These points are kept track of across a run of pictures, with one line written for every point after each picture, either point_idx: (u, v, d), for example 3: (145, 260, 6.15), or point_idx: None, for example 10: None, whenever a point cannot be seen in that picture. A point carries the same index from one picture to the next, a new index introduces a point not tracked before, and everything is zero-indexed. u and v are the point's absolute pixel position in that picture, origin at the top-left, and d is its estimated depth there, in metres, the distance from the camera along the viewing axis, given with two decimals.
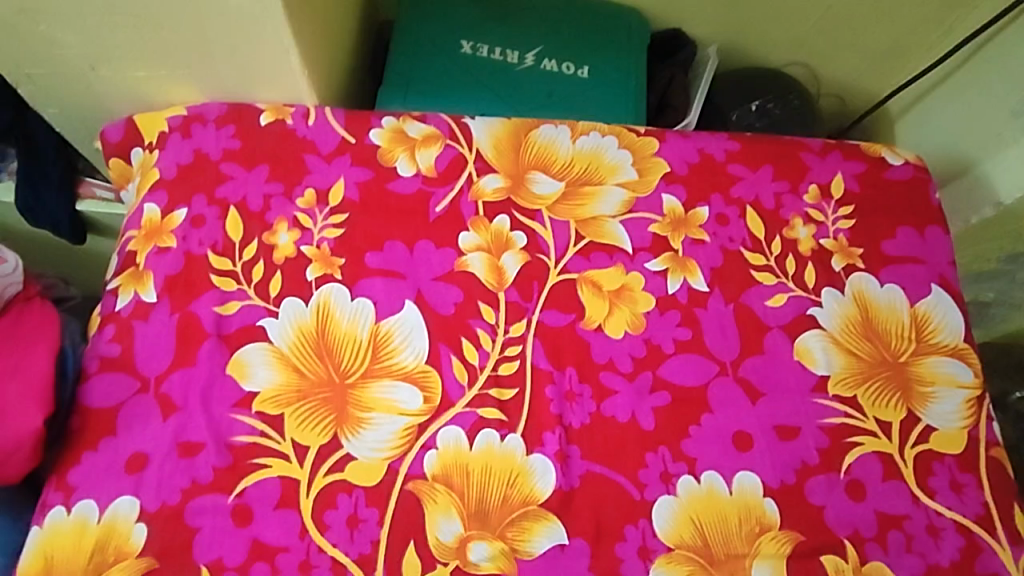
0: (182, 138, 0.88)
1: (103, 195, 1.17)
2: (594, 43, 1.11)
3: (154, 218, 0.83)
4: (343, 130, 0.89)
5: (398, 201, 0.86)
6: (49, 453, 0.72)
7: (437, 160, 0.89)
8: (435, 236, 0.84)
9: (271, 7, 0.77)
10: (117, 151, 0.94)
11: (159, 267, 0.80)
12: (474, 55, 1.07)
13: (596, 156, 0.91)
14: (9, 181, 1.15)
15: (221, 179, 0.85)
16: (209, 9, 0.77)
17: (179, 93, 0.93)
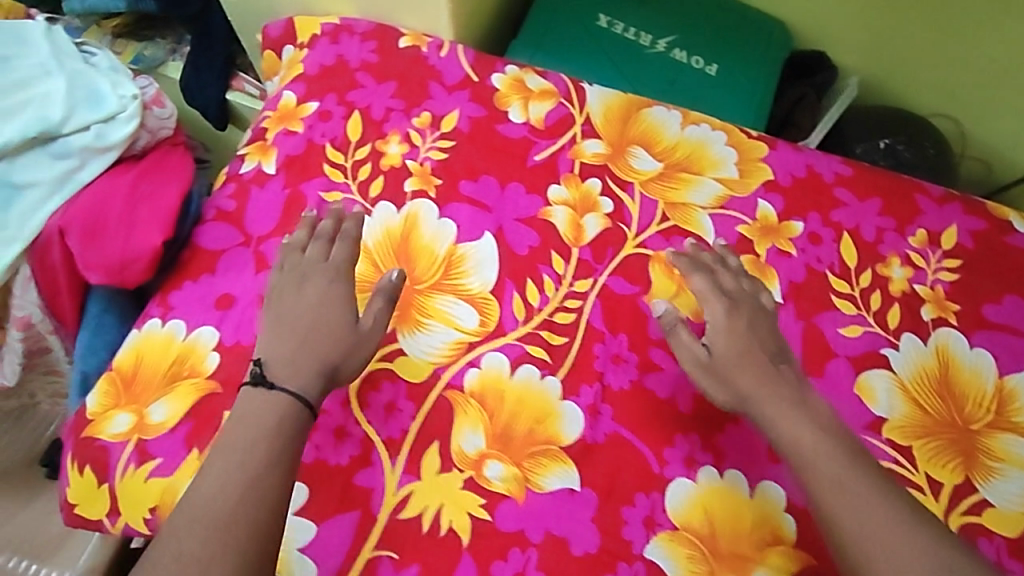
0: (329, 43, 0.97)
1: (249, 90, 1.30)
2: (728, 44, 1.10)
3: (289, 104, 0.93)
4: (470, 68, 0.95)
5: (502, 142, 0.90)
6: (159, 275, 0.82)
7: (547, 114, 0.92)
8: (527, 181, 0.88)
9: None
10: (272, 45, 1.06)
11: (283, 146, 0.89)
12: (608, 29, 1.06)
13: (701, 147, 0.91)
14: (179, 61, 1.30)
15: (354, 86, 0.93)
16: None
17: (337, 6, 1.03)
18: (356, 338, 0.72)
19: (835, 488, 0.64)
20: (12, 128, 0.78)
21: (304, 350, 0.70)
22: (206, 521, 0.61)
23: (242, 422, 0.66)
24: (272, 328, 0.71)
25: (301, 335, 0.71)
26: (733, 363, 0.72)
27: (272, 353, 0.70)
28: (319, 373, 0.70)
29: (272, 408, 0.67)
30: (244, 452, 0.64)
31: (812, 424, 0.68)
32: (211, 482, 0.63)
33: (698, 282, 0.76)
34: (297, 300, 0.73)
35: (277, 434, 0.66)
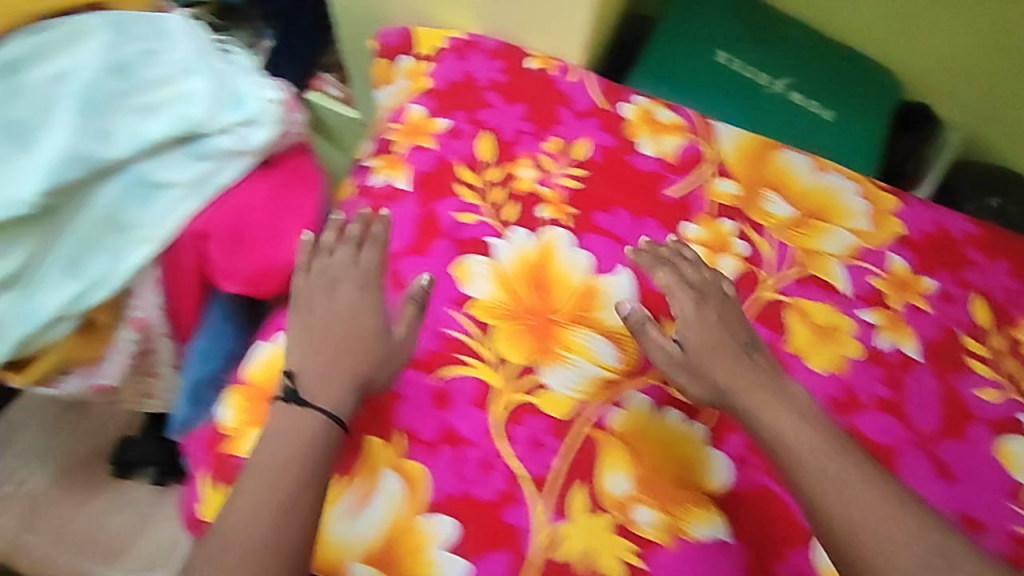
0: (456, 58, 0.94)
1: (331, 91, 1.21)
2: (846, 88, 1.06)
3: (419, 119, 0.90)
4: (599, 95, 0.92)
5: (633, 175, 0.88)
6: None
7: (678, 149, 0.91)
8: (661, 218, 0.86)
9: None
10: (387, 54, 1.01)
11: (416, 163, 0.87)
12: (727, 66, 1.02)
13: (833, 195, 0.90)
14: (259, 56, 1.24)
15: (484, 104, 0.91)
16: None
17: (459, 18, 0.99)
18: (389, 350, 0.73)
19: (818, 479, 0.66)
20: (160, 125, 0.74)
21: (336, 363, 0.71)
22: (239, 545, 0.62)
23: (272, 439, 0.67)
24: (304, 340, 0.72)
25: (337, 348, 0.72)
26: (702, 361, 0.74)
27: (305, 365, 0.71)
28: (356, 387, 0.71)
29: (304, 429, 0.67)
30: (275, 475, 0.65)
31: (793, 414, 0.70)
32: (240, 509, 0.64)
33: (664, 275, 0.78)
34: (329, 310, 0.73)
35: (304, 450, 0.66)
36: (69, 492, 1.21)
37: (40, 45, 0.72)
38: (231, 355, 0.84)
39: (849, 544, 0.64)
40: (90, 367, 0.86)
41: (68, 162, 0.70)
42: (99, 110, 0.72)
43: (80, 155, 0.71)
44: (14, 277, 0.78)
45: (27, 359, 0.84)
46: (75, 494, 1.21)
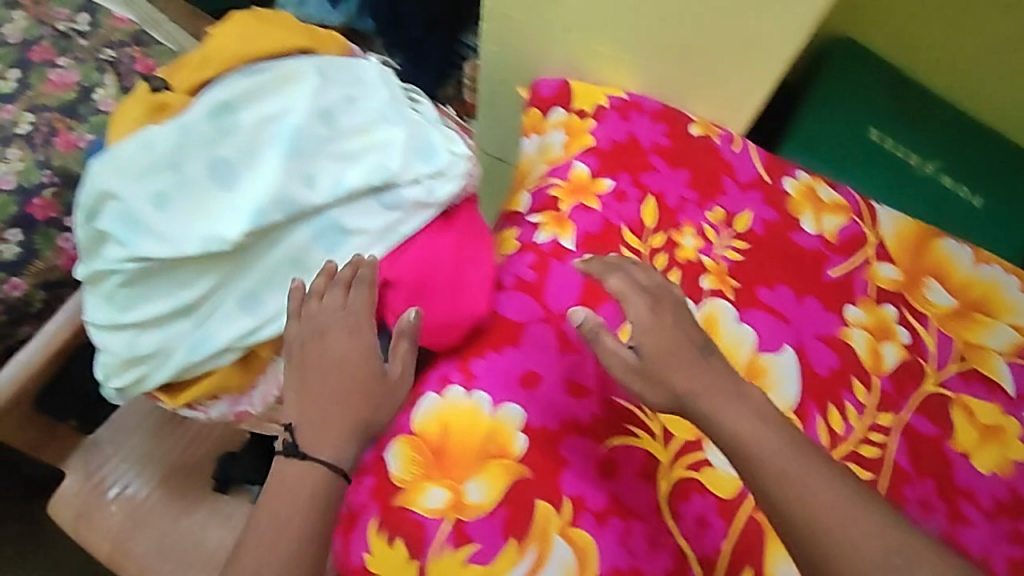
0: (619, 119, 0.96)
1: None
2: (997, 175, 1.04)
3: (583, 177, 0.91)
4: (762, 168, 0.93)
5: (797, 251, 0.88)
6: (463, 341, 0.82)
7: (840, 229, 0.91)
8: (824, 298, 0.86)
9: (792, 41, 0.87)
10: (539, 103, 1.01)
11: (581, 222, 0.88)
12: (879, 144, 1.02)
13: (994, 288, 0.89)
14: None
15: (647, 168, 0.92)
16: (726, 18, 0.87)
17: (618, 76, 1.00)
18: (384, 387, 0.76)
19: (780, 480, 0.63)
20: (358, 175, 0.75)
21: (334, 413, 0.73)
22: None
23: (278, 490, 0.71)
24: (300, 396, 0.74)
25: (334, 397, 0.74)
26: (667, 367, 0.66)
27: (306, 418, 0.73)
28: (355, 431, 0.74)
29: (306, 483, 0.72)
30: (279, 527, 0.70)
31: (755, 416, 0.65)
32: (251, 555, 0.70)
33: (616, 281, 0.71)
34: (322, 355, 0.74)
35: (311, 502, 0.71)
36: (170, 500, 1.21)
37: (254, 87, 0.74)
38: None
39: (814, 546, 0.61)
40: (235, 394, 0.87)
41: (276, 206, 0.73)
42: (303, 155, 0.74)
43: (288, 200, 0.73)
44: (196, 304, 0.79)
45: (185, 381, 0.86)
46: (174, 502, 1.21)
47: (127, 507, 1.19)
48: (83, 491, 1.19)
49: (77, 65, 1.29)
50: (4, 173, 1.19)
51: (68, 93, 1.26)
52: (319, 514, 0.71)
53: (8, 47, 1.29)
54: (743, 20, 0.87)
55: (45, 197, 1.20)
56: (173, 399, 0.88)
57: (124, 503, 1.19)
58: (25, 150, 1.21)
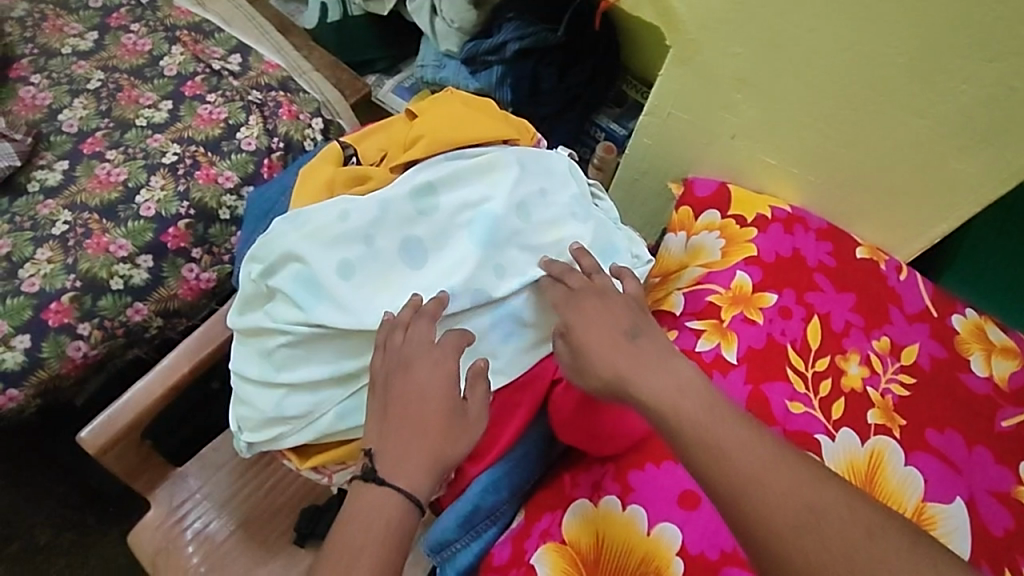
0: (784, 231, 0.95)
1: None
2: None
3: (745, 287, 0.91)
4: (930, 301, 0.92)
5: (967, 394, 0.86)
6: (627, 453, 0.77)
7: (1012, 375, 0.88)
8: (996, 449, 0.83)
9: (976, 182, 0.88)
10: (692, 202, 1.01)
11: (745, 336, 0.87)
12: None
13: None
14: None
15: (812, 286, 0.91)
16: (910, 150, 0.88)
17: (778, 187, 1.01)
18: (462, 415, 0.71)
19: (693, 430, 0.64)
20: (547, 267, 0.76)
21: (413, 445, 0.69)
22: None
23: (354, 512, 0.68)
24: (380, 425, 0.70)
25: (412, 427, 0.69)
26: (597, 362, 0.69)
27: (383, 445, 0.69)
28: (434, 465, 0.69)
29: (383, 508, 0.67)
30: (353, 555, 0.65)
31: (896, 539, 0.61)
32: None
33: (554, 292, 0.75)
34: (404, 386, 0.70)
35: (390, 529, 0.67)
36: (250, 549, 1.07)
37: (458, 172, 0.77)
38: (516, 488, 0.79)
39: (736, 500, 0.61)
40: None
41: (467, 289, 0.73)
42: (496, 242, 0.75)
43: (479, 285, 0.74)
44: (359, 374, 0.77)
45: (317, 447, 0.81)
46: (255, 553, 1.06)
47: (205, 551, 1.06)
48: (164, 524, 1.06)
49: (225, 102, 1.31)
50: (146, 202, 1.20)
51: (214, 129, 1.28)
52: (396, 543, 0.67)
53: (165, 79, 1.33)
54: (934, 154, 0.87)
55: (180, 228, 1.19)
56: (302, 460, 0.82)
57: (202, 545, 1.06)
58: (168, 179, 1.22)
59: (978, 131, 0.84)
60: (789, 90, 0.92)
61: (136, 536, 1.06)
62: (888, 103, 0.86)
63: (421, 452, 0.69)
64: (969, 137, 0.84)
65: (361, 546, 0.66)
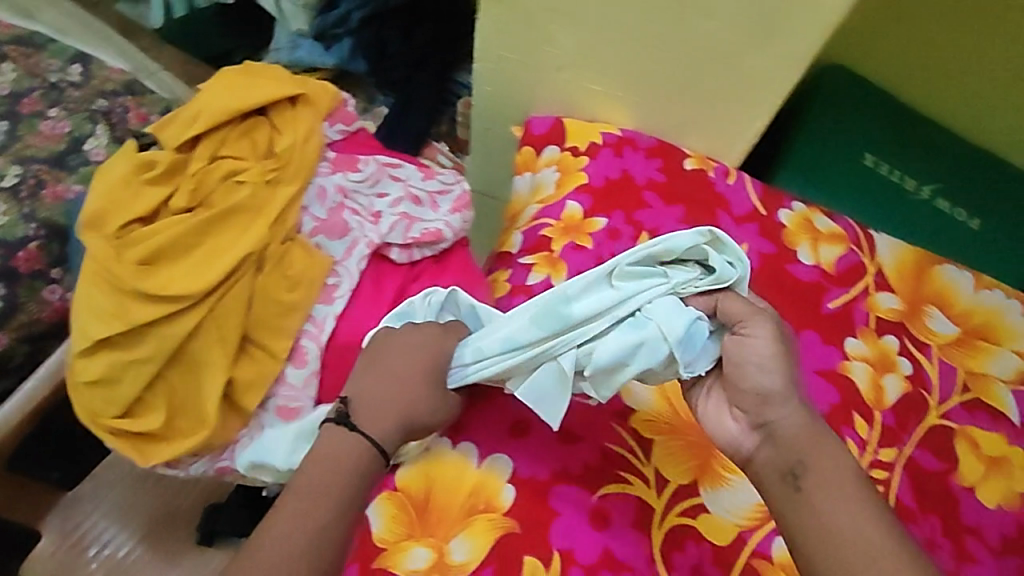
0: (613, 155, 0.97)
1: (441, 161, 1.44)
2: (992, 198, 1.08)
3: (575, 216, 0.92)
4: (758, 201, 0.95)
5: (794, 283, 0.89)
6: None
7: (837, 259, 0.91)
8: (823, 331, 0.86)
9: (781, 77, 0.89)
10: (533, 142, 1.02)
11: (574, 262, 0.87)
12: (874, 169, 1.06)
13: (996, 314, 0.89)
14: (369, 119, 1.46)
15: (641, 204, 0.93)
16: (713, 54, 0.89)
17: (610, 114, 1.02)
18: (445, 400, 0.70)
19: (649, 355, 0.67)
20: (655, 316, 0.66)
21: (389, 393, 0.67)
22: (288, 554, 0.59)
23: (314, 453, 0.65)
24: (373, 374, 0.69)
25: (393, 377, 0.68)
26: (746, 368, 0.65)
27: (361, 395, 0.68)
28: (402, 418, 0.67)
29: (349, 451, 0.64)
30: (314, 501, 0.62)
31: None
32: (282, 526, 0.60)
33: (736, 302, 0.67)
34: (403, 342, 0.70)
35: (356, 468, 0.64)
36: (156, 556, 1.08)
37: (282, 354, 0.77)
38: None
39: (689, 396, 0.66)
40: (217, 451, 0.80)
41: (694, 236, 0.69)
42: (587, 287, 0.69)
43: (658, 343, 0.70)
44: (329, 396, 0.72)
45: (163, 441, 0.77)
46: (161, 557, 1.08)
47: (108, 565, 1.05)
48: (60, 548, 1.05)
49: (68, 115, 1.27)
50: None
51: (57, 144, 1.24)
52: (356, 491, 0.63)
53: None
54: (733, 54, 0.88)
55: (31, 249, 1.17)
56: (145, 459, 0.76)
57: (106, 561, 1.06)
58: (10, 204, 1.18)
59: (770, 25, 0.84)
60: (593, 12, 0.92)
61: (24, 573, 1.02)
62: (682, 11, 0.87)
63: (399, 402, 0.67)
64: (763, 31, 0.85)
65: (325, 487, 0.62)
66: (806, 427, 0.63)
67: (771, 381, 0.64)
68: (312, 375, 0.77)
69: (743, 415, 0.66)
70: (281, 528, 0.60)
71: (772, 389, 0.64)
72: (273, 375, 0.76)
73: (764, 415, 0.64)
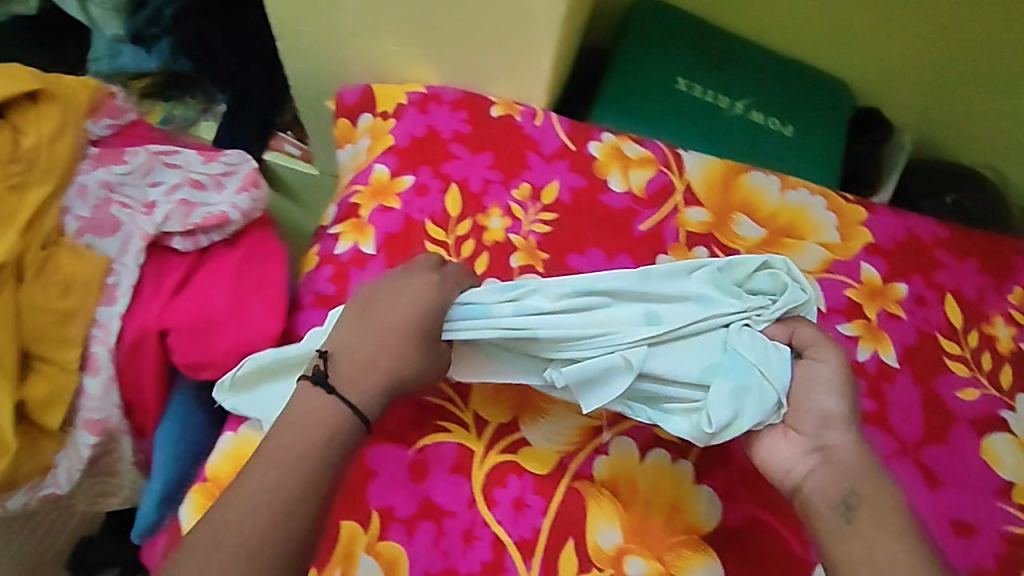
0: (418, 113, 0.95)
1: (291, 151, 1.31)
2: (804, 104, 1.11)
3: (383, 178, 0.90)
4: (566, 137, 0.95)
5: (605, 211, 0.90)
6: None
7: (648, 182, 0.93)
8: (636, 253, 0.88)
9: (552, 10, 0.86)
10: (347, 113, 1.01)
11: (381, 224, 0.86)
12: (688, 92, 1.08)
13: (803, 211, 0.92)
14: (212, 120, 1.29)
15: (449, 157, 0.92)
16: None
17: (417, 74, 1.01)
18: (435, 355, 0.70)
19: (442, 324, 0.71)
20: (756, 361, 0.68)
21: (373, 348, 0.69)
22: (260, 521, 0.61)
23: (290, 427, 0.65)
24: (357, 327, 0.70)
25: (374, 329, 0.69)
26: (801, 392, 0.68)
27: (348, 351, 0.69)
28: (387, 377, 0.68)
29: (325, 421, 0.65)
30: (282, 474, 0.63)
31: None
32: (244, 501, 0.61)
33: (807, 330, 0.71)
34: (390, 298, 0.71)
35: (325, 436, 0.65)
36: None
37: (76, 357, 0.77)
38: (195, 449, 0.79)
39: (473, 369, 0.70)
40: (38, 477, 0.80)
41: (771, 260, 0.73)
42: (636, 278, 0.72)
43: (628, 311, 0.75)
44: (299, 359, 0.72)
45: None
46: None
47: None
48: None
49: None
50: None
51: None
52: (325, 467, 0.64)
53: None
54: None
55: None
56: None
57: None
58: None
59: None
60: None
61: None
62: None
63: (380, 368, 0.68)
64: None
65: (291, 458, 0.63)
66: (859, 454, 0.66)
67: (825, 403, 0.67)
68: (108, 382, 0.77)
69: (791, 432, 0.68)
70: (249, 493, 0.62)
71: (837, 412, 0.67)
72: (70, 388, 0.76)
73: (821, 438, 0.67)
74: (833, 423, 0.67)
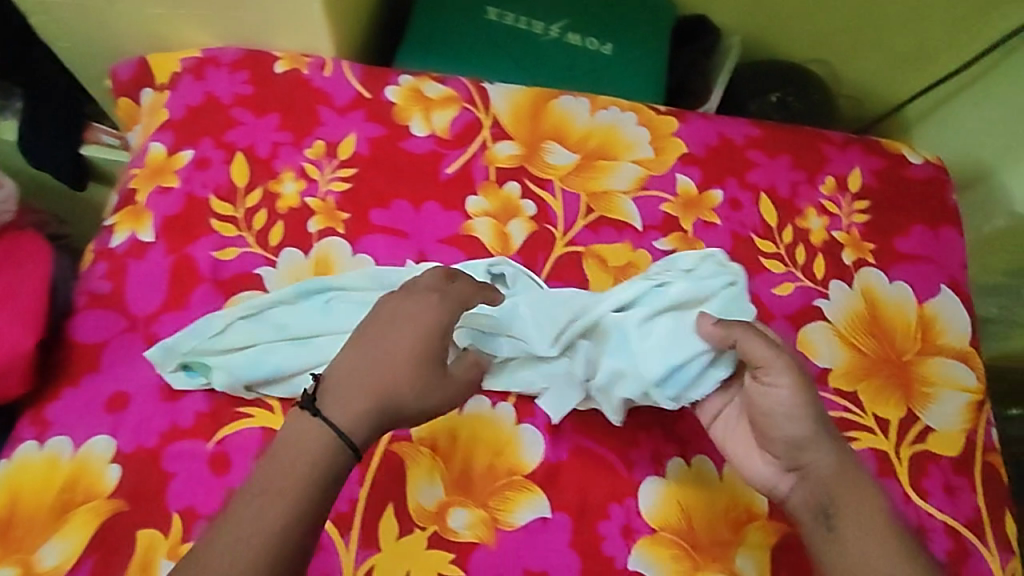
0: (193, 80, 0.86)
1: (108, 140, 1.09)
2: (621, 18, 1.06)
3: (159, 157, 0.82)
4: (360, 84, 0.88)
5: (408, 159, 0.84)
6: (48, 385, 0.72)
7: (452, 122, 0.87)
8: (443, 198, 0.83)
9: None
10: (125, 90, 0.91)
11: (160, 208, 0.79)
12: (498, 22, 1.02)
13: (613, 130, 0.89)
14: (13, 120, 1.07)
15: (231, 124, 0.84)
16: None
17: (193, 37, 0.91)
18: (444, 380, 0.61)
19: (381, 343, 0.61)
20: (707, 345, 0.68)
21: (378, 372, 0.60)
22: (255, 554, 0.53)
23: (276, 446, 0.57)
24: (359, 349, 0.61)
25: (380, 351, 0.61)
26: (767, 418, 0.64)
27: (346, 377, 0.60)
28: (381, 402, 0.59)
29: (315, 442, 0.57)
30: (266, 501, 0.55)
31: None
32: (229, 532, 0.54)
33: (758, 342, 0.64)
34: (394, 310, 0.63)
35: (320, 456, 0.57)
36: None
37: None
38: None
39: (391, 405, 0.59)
40: None
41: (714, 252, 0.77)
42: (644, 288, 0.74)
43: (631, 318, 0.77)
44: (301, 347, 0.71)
45: None
46: None
47: None
48: None
49: None
50: None
51: None
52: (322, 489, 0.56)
53: None
54: None
55: None
56: None
57: None
58: None
59: None
60: None
61: None
62: None
63: (385, 393, 0.59)
64: None
65: (282, 486, 0.56)
66: (838, 466, 0.64)
67: (792, 425, 0.63)
68: None
69: (770, 457, 0.66)
70: (233, 523, 0.54)
71: (802, 433, 0.63)
72: None
73: (797, 461, 0.65)
74: (802, 445, 0.64)
